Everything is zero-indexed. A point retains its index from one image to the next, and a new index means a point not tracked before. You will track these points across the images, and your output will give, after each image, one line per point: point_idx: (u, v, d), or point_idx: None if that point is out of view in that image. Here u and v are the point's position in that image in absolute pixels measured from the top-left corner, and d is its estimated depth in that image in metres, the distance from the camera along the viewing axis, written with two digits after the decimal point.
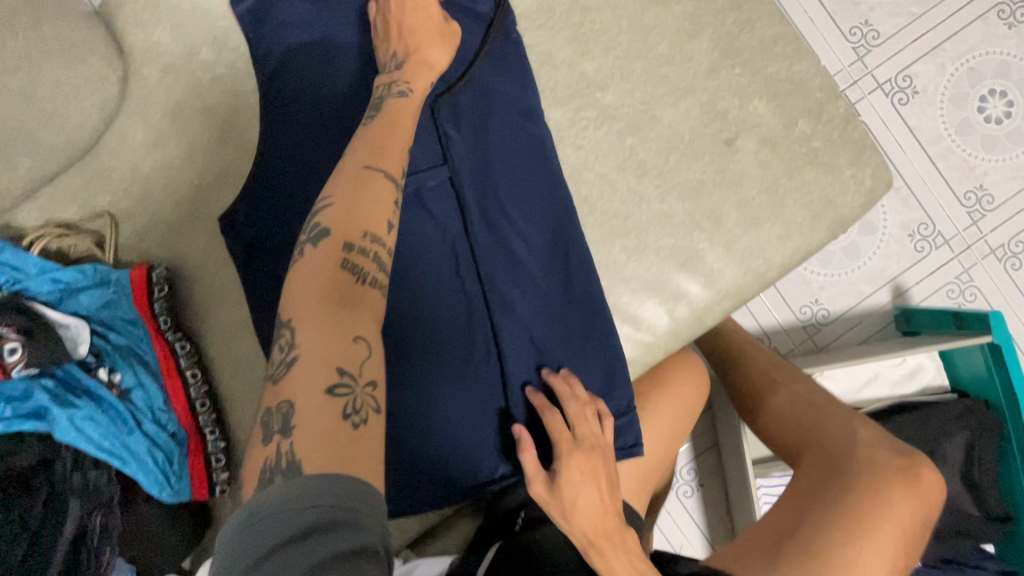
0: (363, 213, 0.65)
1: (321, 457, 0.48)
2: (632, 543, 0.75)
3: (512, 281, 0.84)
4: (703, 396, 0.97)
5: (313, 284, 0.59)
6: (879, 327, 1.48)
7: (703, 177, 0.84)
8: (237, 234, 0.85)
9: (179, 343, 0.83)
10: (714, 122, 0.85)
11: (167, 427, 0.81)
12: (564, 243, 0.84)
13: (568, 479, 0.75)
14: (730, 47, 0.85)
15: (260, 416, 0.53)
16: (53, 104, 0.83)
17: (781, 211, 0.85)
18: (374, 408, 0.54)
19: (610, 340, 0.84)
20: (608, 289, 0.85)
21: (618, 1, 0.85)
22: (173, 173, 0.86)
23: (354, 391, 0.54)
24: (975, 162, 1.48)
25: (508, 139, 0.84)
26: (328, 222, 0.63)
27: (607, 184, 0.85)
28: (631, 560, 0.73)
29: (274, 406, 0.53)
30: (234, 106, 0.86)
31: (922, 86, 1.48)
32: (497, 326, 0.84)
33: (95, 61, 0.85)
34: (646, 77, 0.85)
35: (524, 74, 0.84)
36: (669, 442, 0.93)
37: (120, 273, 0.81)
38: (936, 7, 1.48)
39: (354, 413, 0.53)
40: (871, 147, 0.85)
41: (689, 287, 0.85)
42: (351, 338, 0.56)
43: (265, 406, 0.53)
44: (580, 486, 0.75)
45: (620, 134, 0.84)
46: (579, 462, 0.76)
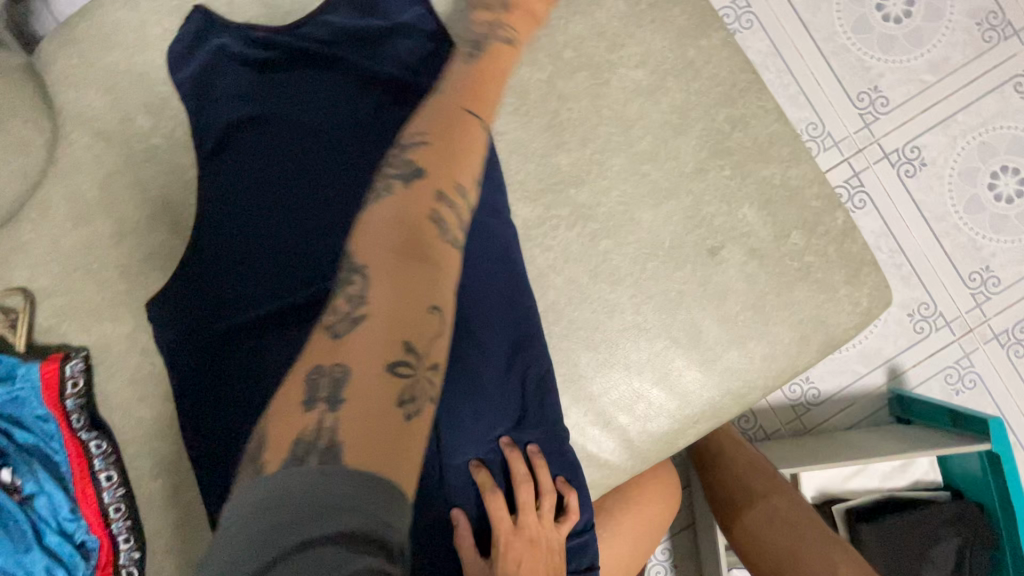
0: (454, 163, 0.62)
1: (366, 446, 0.40)
2: None
3: (464, 395, 0.74)
4: (670, 511, 0.88)
5: (382, 233, 0.54)
6: (873, 411, 1.39)
7: (683, 288, 0.76)
8: (167, 324, 0.77)
9: (94, 442, 0.75)
10: (698, 228, 0.76)
11: (74, 536, 0.73)
12: (525, 355, 0.75)
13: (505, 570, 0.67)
14: (720, 147, 0.77)
15: (304, 374, 0.45)
16: None
17: (767, 329, 0.77)
18: (430, 399, 0.47)
19: (570, 465, 0.75)
20: (571, 406, 0.77)
21: (599, 89, 0.77)
22: (98, 250, 0.78)
23: (416, 373, 0.47)
24: (982, 242, 1.40)
25: (469, 236, 0.75)
26: (420, 162, 0.59)
27: (576, 290, 0.76)
28: None
29: (324, 366, 0.45)
30: (172, 181, 0.78)
31: (931, 158, 1.40)
32: (441, 444, 0.73)
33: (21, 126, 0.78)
34: (626, 175, 0.77)
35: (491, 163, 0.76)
36: (631, 563, 0.85)
37: (30, 365, 0.73)
38: (950, 76, 1.40)
39: (411, 400, 0.45)
40: (869, 264, 0.77)
41: (661, 407, 0.77)
42: (427, 308, 0.51)
43: (311, 364, 0.45)
44: None
45: (593, 237, 0.76)
46: (519, 552, 0.69)
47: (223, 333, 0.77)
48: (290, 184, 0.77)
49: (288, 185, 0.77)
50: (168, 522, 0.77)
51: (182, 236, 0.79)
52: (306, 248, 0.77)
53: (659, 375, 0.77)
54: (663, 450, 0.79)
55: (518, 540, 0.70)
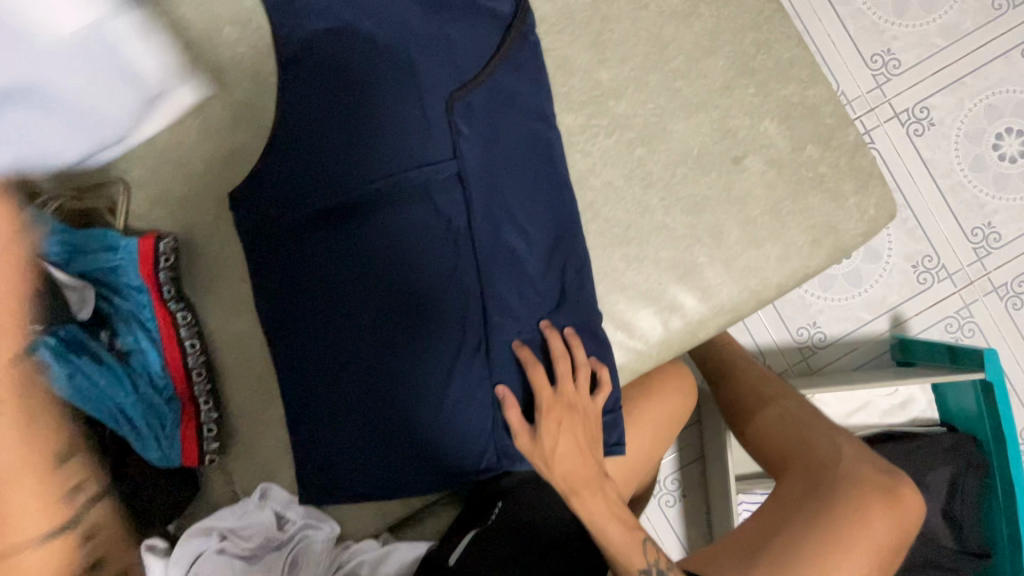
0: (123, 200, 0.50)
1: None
2: (610, 488, 0.82)
3: (510, 280, 0.84)
4: (690, 406, 0.98)
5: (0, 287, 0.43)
6: (874, 354, 1.48)
7: (708, 193, 0.85)
8: (248, 211, 0.86)
9: (181, 313, 0.85)
10: (723, 140, 0.85)
11: (163, 392, 0.84)
12: (565, 248, 0.85)
13: (547, 430, 0.80)
14: (746, 67, 0.85)
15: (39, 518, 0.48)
16: None
17: (783, 232, 0.85)
18: (77, 497, 0.42)
19: (603, 346, 0.85)
20: (604, 295, 0.86)
21: (639, 12, 0.86)
22: (187, 146, 0.88)
23: (70, 466, 0.43)
24: (986, 199, 1.48)
25: (519, 140, 0.85)
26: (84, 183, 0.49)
27: (612, 191, 0.86)
28: (606, 503, 0.81)
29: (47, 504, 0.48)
30: (254, 87, 0.88)
31: (939, 118, 1.48)
32: (488, 321, 0.84)
33: None
34: (661, 90, 0.85)
35: (540, 77, 0.85)
36: (653, 449, 0.94)
37: (129, 240, 0.83)
38: (960, 40, 1.47)
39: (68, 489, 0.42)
40: (877, 177, 0.86)
41: (685, 300, 0.86)
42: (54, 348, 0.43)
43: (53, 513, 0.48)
44: (560, 436, 0.81)
45: (629, 144, 0.85)
46: (559, 415, 0.81)
47: (296, 220, 0.86)
48: (355, 86, 0.84)
49: (353, 87, 0.84)
50: (245, 389, 0.89)
51: (260, 135, 0.88)
52: (371, 147, 0.85)
53: (685, 270, 0.86)
54: (685, 340, 0.88)
55: (558, 409, 0.81)
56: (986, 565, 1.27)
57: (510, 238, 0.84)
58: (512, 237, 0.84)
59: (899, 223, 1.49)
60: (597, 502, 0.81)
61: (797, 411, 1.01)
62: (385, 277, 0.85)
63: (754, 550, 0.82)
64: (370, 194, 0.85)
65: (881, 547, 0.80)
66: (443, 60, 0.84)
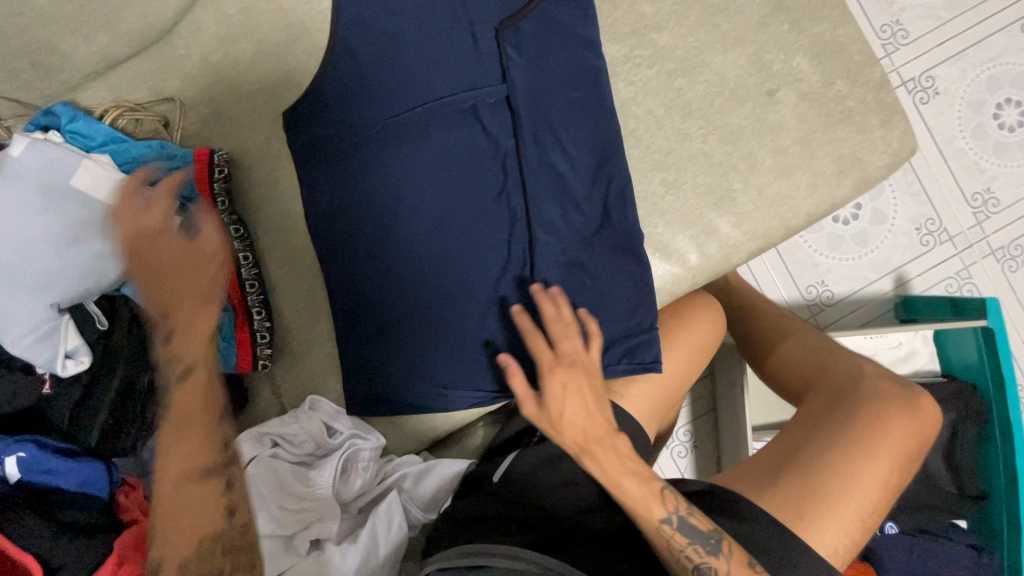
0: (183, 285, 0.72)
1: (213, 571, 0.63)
2: (624, 447, 0.78)
3: (554, 202, 0.88)
4: (719, 336, 1.02)
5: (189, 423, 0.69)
6: (879, 312, 1.55)
7: (743, 123, 0.90)
8: (302, 131, 0.89)
9: (234, 226, 0.87)
10: (759, 73, 0.90)
11: (219, 301, 0.86)
12: (608, 171, 0.88)
13: (552, 393, 0.78)
14: (781, 5, 0.90)
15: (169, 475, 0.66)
16: None
17: (813, 162, 0.90)
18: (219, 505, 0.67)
19: (642, 265, 0.89)
20: (643, 219, 0.90)
21: None
22: (241, 67, 0.90)
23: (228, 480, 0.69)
24: (985, 166, 1.55)
25: (566, 68, 0.88)
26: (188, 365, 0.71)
27: (653, 120, 0.90)
28: (621, 461, 0.77)
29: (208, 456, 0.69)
30: (307, 11, 0.90)
31: (943, 88, 1.55)
32: (533, 239, 0.87)
33: None
34: (701, 24, 0.90)
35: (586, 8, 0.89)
36: (684, 374, 0.98)
37: (186, 152, 0.85)
38: (964, 13, 1.54)
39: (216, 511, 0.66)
40: (901, 113, 0.91)
41: (720, 225, 0.90)
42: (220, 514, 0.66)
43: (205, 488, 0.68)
44: (566, 398, 0.78)
45: (670, 75, 0.89)
46: (563, 377, 0.79)
47: (346, 137, 0.88)
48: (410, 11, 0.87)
49: (407, 12, 0.88)
50: (294, 303, 0.92)
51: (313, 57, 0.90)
52: (423, 69, 0.87)
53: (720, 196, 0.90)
54: (719, 263, 0.92)
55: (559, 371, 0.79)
56: (983, 508, 1.33)
57: (553, 161, 0.88)
58: (556, 160, 0.88)
59: (904, 188, 1.55)
60: (608, 458, 0.77)
61: (818, 343, 1.05)
62: (428, 200, 0.88)
63: (781, 463, 0.86)
64: (419, 115, 0.87)
65: (899, 455, 0.84)
66: None
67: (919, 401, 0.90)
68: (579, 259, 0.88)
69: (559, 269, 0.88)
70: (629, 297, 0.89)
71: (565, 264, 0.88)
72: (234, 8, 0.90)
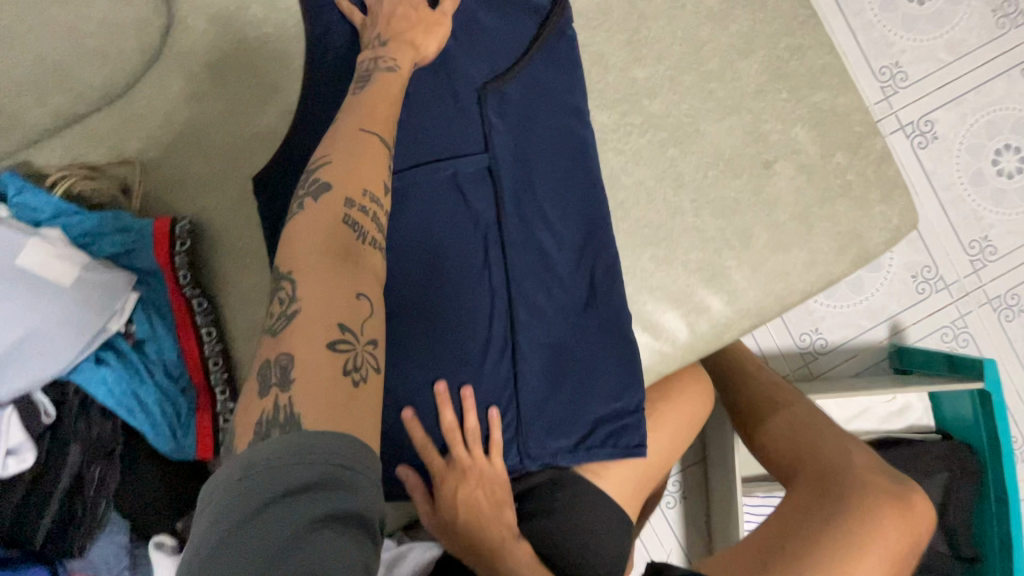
0: (360, 170, 0.62)
1: (321, 414, 0.45)
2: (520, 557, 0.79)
3: (536, 276, 0.83)
4: (708, 412, 0.98)
5: (310, 235, 0.56)
6: (874, 362, 1.51)
7: (738, 196, 0.85)
8: (269, 194, 0.82)
9: (196, 300, 0.81)
10: (755, 143, 0.85)
11: (179, 381, 0.80)
12: (594, 244, 0.84)
13: (445, 504, 0.81)
14: (779, 71, 0.86)
15: (257, 368, 0.50)
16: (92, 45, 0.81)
17: (809, 238, 0.86)
18: (373, 367, 0.52)
19: (629, 343, 0.84)
20: (632, 296, 0.86)
21: (675, 12, 0.86)
22: (208, 127, 0.85)
23: (354, 348, 0.51)
24: (983, 213, 1.52)
25: (550, 133, 0.84)
26: (328, 176, 0.60)
27: (644, 192, 0.86)
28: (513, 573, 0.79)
29: (271, 358, 0.49)
30: (280, 70, 0.85)
31: (942, 132, 1.51)
32: (512, 315, 0.82)
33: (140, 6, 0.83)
34: (695, 91, 0.85)
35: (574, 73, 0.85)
36: (671, 452, 0.95)
37: (144, 222, 0.79)
38: (965, 57, 1.51)
39: (355, 370, 0.50)
40: (902, 187, 0.87)
41: (712, 302, 0.86)
42: (352, 295, 0.54)
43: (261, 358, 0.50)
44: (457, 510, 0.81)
45: (662, 145, 0.85)
46: (455, 487, 0.80)
47: None
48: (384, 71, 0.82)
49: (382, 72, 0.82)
50: None
51: (286, 117, 0.85)
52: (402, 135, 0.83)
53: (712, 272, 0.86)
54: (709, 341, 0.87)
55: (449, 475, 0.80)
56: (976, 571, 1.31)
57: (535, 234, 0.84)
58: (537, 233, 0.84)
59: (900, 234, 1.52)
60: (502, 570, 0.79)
61: (808, 420, 1.03)
62: (405, 268, 0.81)
63: (765, 560, 0.81)
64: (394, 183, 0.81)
65: (890, 559, 0.80)
66: (480, 56, 0.84)
67: (910, 497, 0.87)
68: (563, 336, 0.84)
69: (540, 347, 0.83)
70: (616, 374, 0.84)
71: (547, 341, 0.83)
72: (202, 65, 0.85)
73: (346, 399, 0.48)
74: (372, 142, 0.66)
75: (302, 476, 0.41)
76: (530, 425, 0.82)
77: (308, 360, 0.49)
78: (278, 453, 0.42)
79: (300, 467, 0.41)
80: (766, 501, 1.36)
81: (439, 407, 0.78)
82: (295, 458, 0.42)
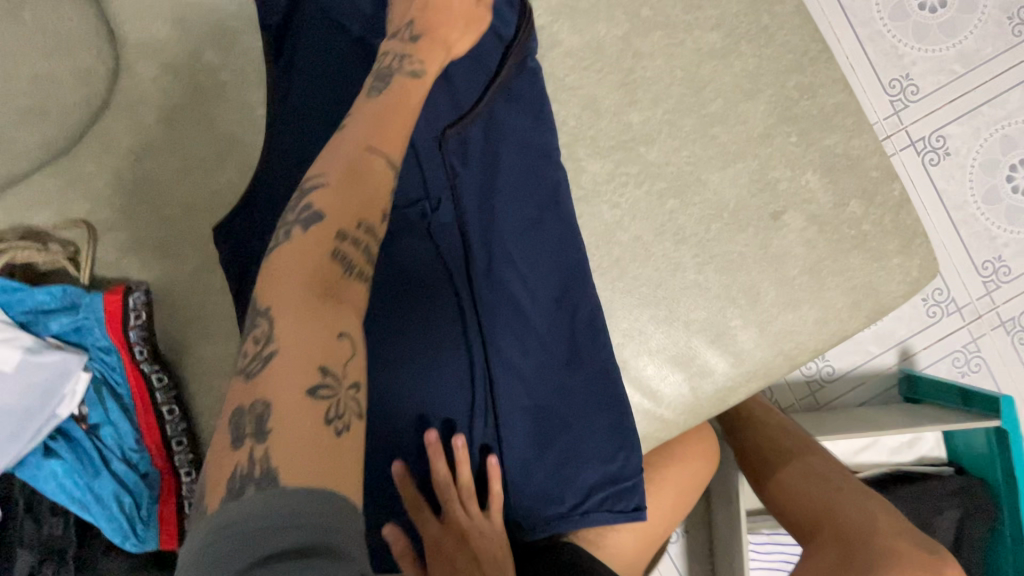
0: (358, 194, 0.53)
1: (301, 464, 0.37)
2: None
3: (513, 338, 0.77)
4: (712, 471, 0.92)
5: (299, 273, 0.46)
6: (882, 390, 1.45)
7: (744, 250, 0.78)
8: (229, 253, 0.75)
9: (156, 375, 0.74)
10: (762, 192, 0.78)
11: (139, 466, 0.74)
12: (572, 301, 0.77)
13: None
14: (788, 113, 0.78)
15: (228, 414, 0.40)
16: (31, 100, 0.74)
17: (822, 293, 0.79)
18: (359, 415, 0.42)
19: (620, 406, 0.77)
20: (631, 359, 0.79)
21: (673, 49, 0.79)
22: (163, 185, 0.78)
23: (337, 393, 0.42)
24: (998, 232, 1.45)
25: (522, 180, 0.77)
26: (318, 203, 0.50)
27: (641, 247, 0.79)
28: None
29: (245, 403, 0.40)
30: (242, 121, 0.78)
31: (954, 148, 1.44)
32: (493, 383, 0.75)
33: (83, 54, 0.75)
34: (696, 137, 0.78)
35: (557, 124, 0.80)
36: (673, 517, 0.88)
37: (93, 296, 0.72)
38: (979, 67, 1.43)
39: (338, 418, 0.40)
40: (921, 236, 0.80)
41: (716, 364, 0.79)
42: (337, 333, 0.44)
43: (233, 404, 0.41)
44: None
45: (660, 196, 0.79)
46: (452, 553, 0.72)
47: None
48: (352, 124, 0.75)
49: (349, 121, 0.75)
50: None
51: (249, 172, 0.78)
52: None
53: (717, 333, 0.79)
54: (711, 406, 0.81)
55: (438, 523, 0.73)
56: None
57: (515, 294, 0.77)
58: (517, 293, 0.77)
59: None
60: None
61: (822, 471, 0.96)
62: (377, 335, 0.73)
63: None
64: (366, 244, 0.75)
65: None
66: (459, 100, 0.77)
67: (946, 570, 0.78)
68: (544, 401, 0.76)
69: (521, 416, 0.76)
70: (604, 441, 0.76)
71: (532, 412, 0.76)
72: (157, 115, 0.77)
73: (328, 453, 0.39)
74: (376, 163, 0.56)
75: (289, 531, 0.34)
76: (518, 501, 0.76)
77: (286, 411, 0.39)
78: (269, 509, 0.35)
79: (296, 528, 0.34)
80: (773, 539, 1.21)
81: (432, 457, 0.72)
82: (283, 520, 0.34)
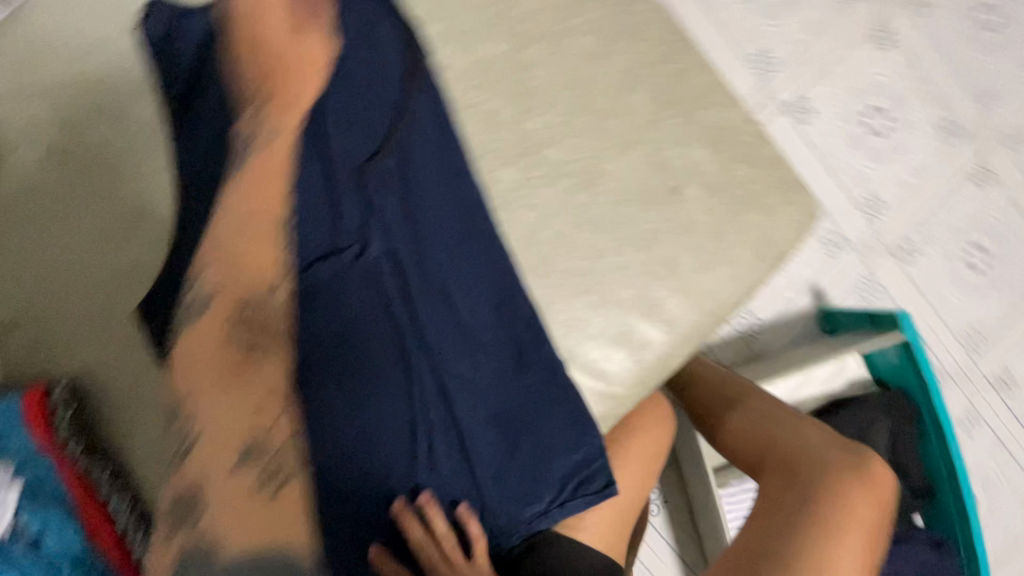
0: (262, 184, 0.72)
1: None
2: None
3: (459, 352, 0.76)
4: (669, 433, 0.98)
5: None
6: (806, 329, 1.59)
7: (655, 227, 0.85)
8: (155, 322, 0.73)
9: (97, 472, 0.71)
10: (659, 172, 0.86)
11: (91, 569, 0.68)
12: (508, 305, 0.79)
13: None
14: (667, 98, 0.87)
15: None
16: None
17: (729, 253, 0.87)
18: None
19: (572, 395, 0.79)
20: (575, 346, 0.83)
21: (556, 57, 0.86)
22: (73, 267, 0.76)
23: None
24: (869, 171, 1.62)
25: (438, 198, 0.78)
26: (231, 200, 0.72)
27: (564, 241, 0.83)
28: None
29: None
30: (149, 189, 0.78)
31: (817, 106, 1.62)
32: (448, 401, 0.73)
33: None
34: (592, 133, 0.85)
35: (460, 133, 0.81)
36: (644, 485, 0.92)
37: (9, 399, 0.69)
38: (822, 34, 1.63)
39: None
40: (799, 187, 0.91)
41: (652, 334, 0.85)
42: None
43: None
44: None
45: (571, 191, 0.84)
46: None
47: (209, 328, 0.71)
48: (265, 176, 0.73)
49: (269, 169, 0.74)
50: None
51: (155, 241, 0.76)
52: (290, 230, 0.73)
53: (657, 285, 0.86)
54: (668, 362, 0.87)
55: None
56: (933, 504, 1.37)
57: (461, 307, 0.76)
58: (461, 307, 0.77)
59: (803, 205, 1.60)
60: None
61: (762, 409, 1.04)
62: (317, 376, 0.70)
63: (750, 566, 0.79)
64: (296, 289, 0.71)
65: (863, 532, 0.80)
66: (361, 129, 0.76)
67: (871, 465, 0.88)
68: (501, 407, 0.76)
69: (482, 426, 0.75)
70: (564, 432, 0.78)
71: (491, 420, 0.76)
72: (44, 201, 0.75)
73: None
74: (269, 159, 0.73)
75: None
76: (496, 514, 0.73)
77: None
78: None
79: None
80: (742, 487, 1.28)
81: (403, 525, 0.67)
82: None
